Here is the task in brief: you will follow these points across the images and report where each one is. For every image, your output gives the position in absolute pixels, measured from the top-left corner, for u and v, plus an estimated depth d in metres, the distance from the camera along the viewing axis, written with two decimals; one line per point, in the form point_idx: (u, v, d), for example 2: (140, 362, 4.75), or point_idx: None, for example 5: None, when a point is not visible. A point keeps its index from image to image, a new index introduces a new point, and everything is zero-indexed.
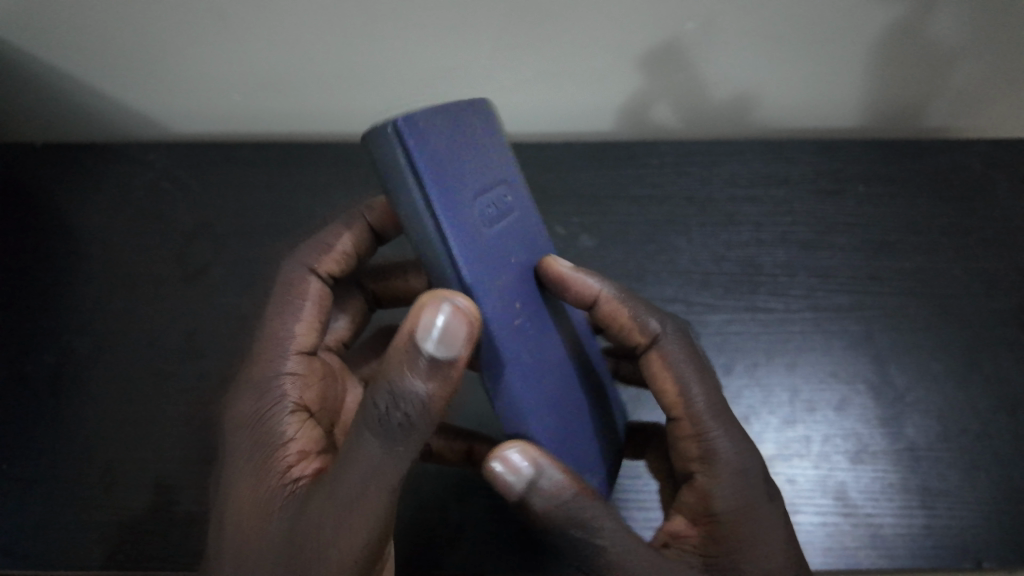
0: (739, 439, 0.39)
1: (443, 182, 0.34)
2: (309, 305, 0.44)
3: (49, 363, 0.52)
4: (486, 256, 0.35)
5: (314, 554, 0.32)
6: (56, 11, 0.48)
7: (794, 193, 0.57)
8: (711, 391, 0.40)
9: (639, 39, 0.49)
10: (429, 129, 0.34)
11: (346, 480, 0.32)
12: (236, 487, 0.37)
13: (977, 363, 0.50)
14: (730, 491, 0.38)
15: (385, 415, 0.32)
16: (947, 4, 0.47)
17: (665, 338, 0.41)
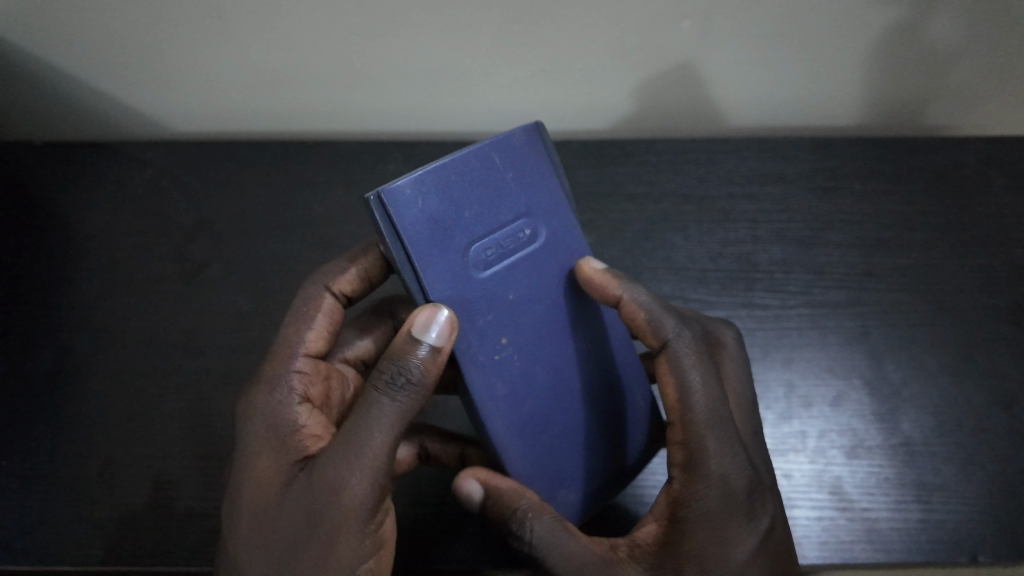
0: (729, 455, 0.37)
1: (428, 239, 0.36)
2: (325, 318, 0.44)
3: (48, 359, 0.52)
4: (476, 307, 0.37)
5: (329, 510, 0.34)
6: (60, 13, 0.48)
7: (791, 190, 0.57)
8: (711, 401, 0.37)
9: (637, 40, 0.50)
10: (416, 195, 0.35)
11: (358, 440, 0.34)
12: (248, 461, 0.37)
13: (972, 359, 0.51)
14: (701, 506, 0.36)
15: (389, 379, 0.35)
16: (945, 8, 0.48)
17: (678, 342, 0.39)
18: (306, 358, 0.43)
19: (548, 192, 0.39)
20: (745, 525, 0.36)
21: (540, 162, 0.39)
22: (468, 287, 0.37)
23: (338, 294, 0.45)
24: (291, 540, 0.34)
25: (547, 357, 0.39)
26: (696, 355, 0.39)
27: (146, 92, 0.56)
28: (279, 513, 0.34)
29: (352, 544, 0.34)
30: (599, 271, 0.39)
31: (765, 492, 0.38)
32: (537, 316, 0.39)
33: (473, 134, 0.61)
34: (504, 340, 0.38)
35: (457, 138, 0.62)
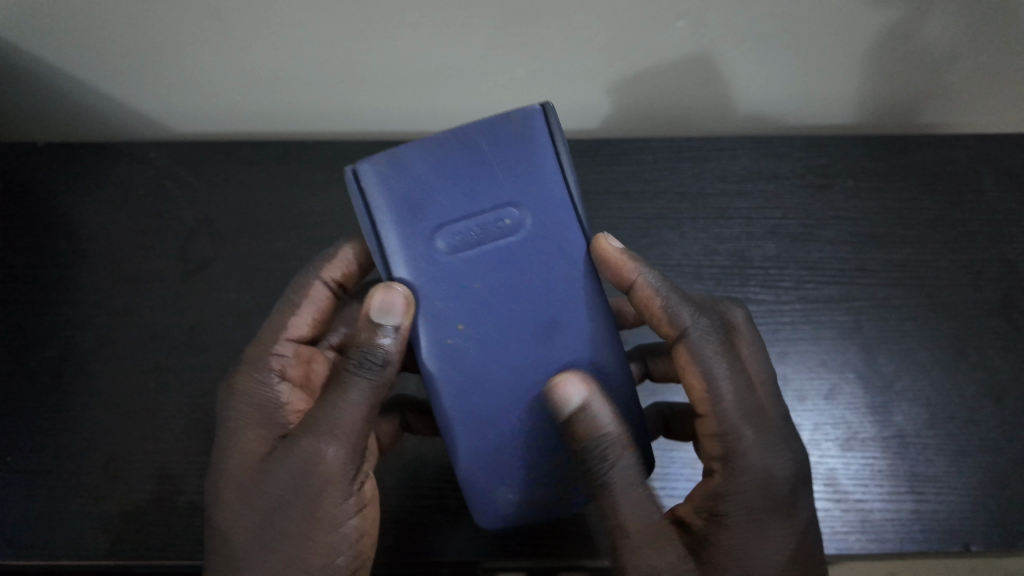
0: (771, 451, 0.39)
1: (394, 216, 0.39)
2: (312, 305, 0.47)
3: (51, 356, 0.53)
4: (442, 289, 0.39)
5: (309, 479, 0.38)
6: (65, 18, 0.49)
7: (784, 187, 0.58)
8: (742, 394, 0.40)
9: (632, 42, 0.51)
10: (387, 173, 0.39)
11: (331, 417, 0.38)
12: (233, 436, 0.41)
13: (963, 351, 0.52)
14: (741, 501, 0.38)
15: (358, 363, 0.38)
16: (937, 13, 0.48)
17: (700, 333, 0.41)
18: (290, 342, 0.46)
19: (539, 190, 0.39)
20: (783, 523, 0.38)
21: (539, 158, 0.39)
22: (429, 269, 0.39)
23: (326, 281, 0.48)
24: (276, 507, 0.38)
25: (508, 352, 0.39)
26: (719, 348, 0.41)
27: (147, 93, 0.57)
28: (262, 483, 0.38)
29: (332, 508, 0.38)
30: (618, 250, 0.41)
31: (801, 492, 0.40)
32: (504, 312, 0.39)
33: None
34: (461, 325, 0.39)
35: None
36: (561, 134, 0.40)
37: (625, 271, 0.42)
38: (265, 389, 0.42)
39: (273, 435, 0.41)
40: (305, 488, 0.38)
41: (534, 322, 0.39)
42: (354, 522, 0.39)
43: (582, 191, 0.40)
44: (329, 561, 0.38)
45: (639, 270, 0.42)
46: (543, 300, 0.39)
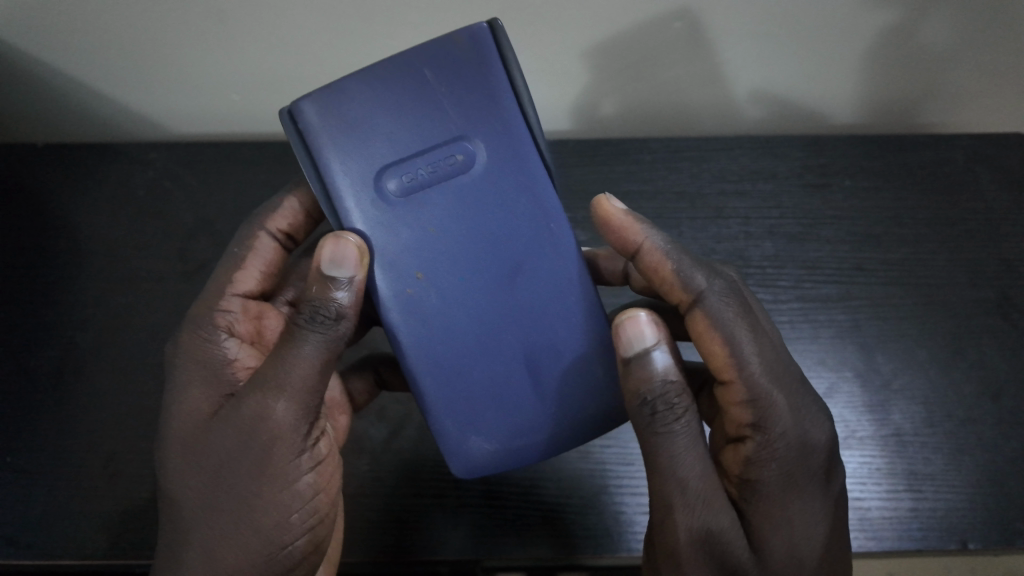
0: (804, 417, 0.38)
1: (339, 157, 0.38)
2: (257, 257, 0.47)
3: (50, 356, 0.53)
4: (395, 230, 0.38)
5: (254, 439, 0.36)
6: (66, 20, 0.49)
7: (782, 187, 0.58)
8: (768, 357, 0.38)
9: (631, 42, 0.51)
10: (326, 109, 0.38)
11: (279, 374, 0.36)
12: (185, 397, 0.40)
13: (961, 350, 0.52)
14: (779, 468, 0.37)
15: (307, 318, 0.36)
16: (934, 14, 0.49)
17: (714, 297, 0.39)
18: (237, 297, 0.45)
19: (491, 124, 0.38)
20: (818, 489, 0.37)
21: (490, 86, 0.38)
22: (377, 208, 0.38)
23: (270, 234, 0.47)
24: (222, 467, 0.37)
25: (469, 297, 0.39)
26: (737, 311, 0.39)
27: (147, 93, 0.57)
28: (207, 443, 0.37)
29: (282, 467, 0.37)
30: (621, 212, 0.41)
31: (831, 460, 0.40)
32: (460, 253, 0.38)
33: None
34: (419, 274, 0.39)
35: None
36: (512, 59, 0.38)
37: (630, 234, 0.41)
38: (212, 348, 0.41)
39: (221, 394, 0.40)
40: (252, 448, 0.36)
41: (495, 263, 0.39)
42: (309, 479, 0.39)
43: (538, 122, 0.39)
44: (280, 521, 0.37)
45: (644, 232, 0.41)
46: (501, 242, 0.39)
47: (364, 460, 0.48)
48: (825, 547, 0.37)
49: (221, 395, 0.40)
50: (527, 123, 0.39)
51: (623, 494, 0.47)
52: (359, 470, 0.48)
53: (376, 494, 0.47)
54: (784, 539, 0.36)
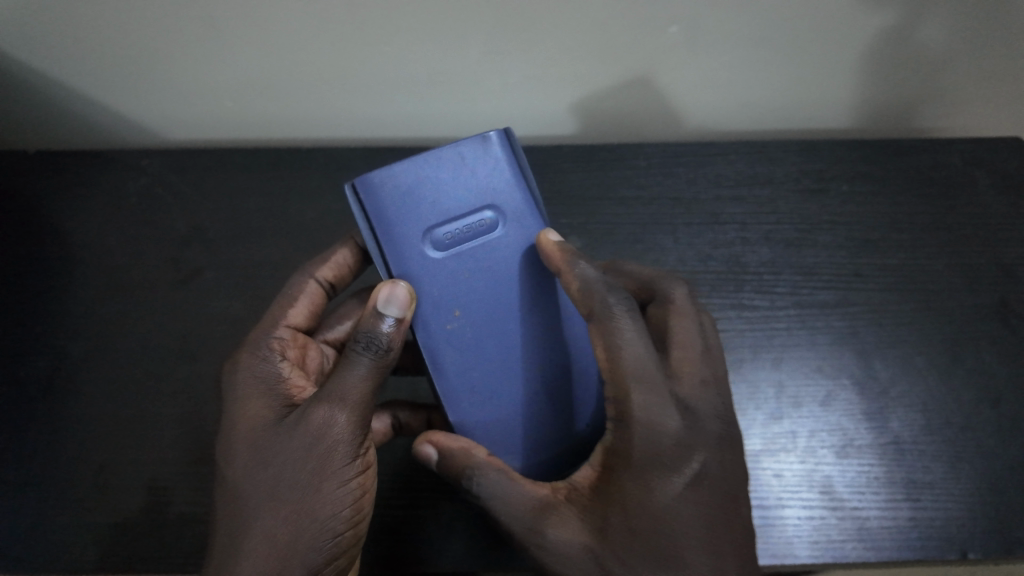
0: (659, 409, 0.37)
1: (384, 230, 0.39)
2: (307, 297, 0.47)
3: (41, 366, 0.53)
4: (440, 287, 0.40)
5: (314, 442, 0.37)
6: (57, 24, 0.49)
7: (779, 192, 0.58)
8: (645, 361, 0.38)
9: (629, 44, 0.50)
10: (381, 183, 0.39)
11: (339, 386, 0.38)
12: (242, 410, 0.40)
13: (959, 357, 0.51)
14: (627, 459, 0.37)
15: (363, 343, 0.38)
16: (935, 13, 0.48)
17: (608, 304, 0.39)
18: (288, 327, 0.46)
19: (512, 189, 0.41)
20: (677, 474, 0.36)
21: (508, 162, 0.41)
22: (424, 268, 0.40)
23: (319, 277, 0.48)
24: (280, 464, 0.37)
25: (502, 332, 0.41)
26: (630, 317, 0.38)
27: (141, 100, 0.56)
28: (268, 443, 0.38)
29: (338, 467, 0.37)
30: (557, 245, 0.40)
31: (712, 440, 0.38)
32: (495, 302, 0.41)
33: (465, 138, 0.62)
34: (457, 311, 0.40)
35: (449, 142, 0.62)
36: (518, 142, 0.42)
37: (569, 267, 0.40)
38: (269, 365, 0.42)
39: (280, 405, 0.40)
40: (314, 453, 0.37)
41: (523, 300, 0.41)
42: (361, 485, 0.39)
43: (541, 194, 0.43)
44: (335, 513, 0.37)
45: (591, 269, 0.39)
46: (528, 283, 0.41)
47: None
48: (693, 523, 0.36)
49: (280, 405, 0.40)
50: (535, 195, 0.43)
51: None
52: None
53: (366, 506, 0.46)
54: (634, 521, 0.36)
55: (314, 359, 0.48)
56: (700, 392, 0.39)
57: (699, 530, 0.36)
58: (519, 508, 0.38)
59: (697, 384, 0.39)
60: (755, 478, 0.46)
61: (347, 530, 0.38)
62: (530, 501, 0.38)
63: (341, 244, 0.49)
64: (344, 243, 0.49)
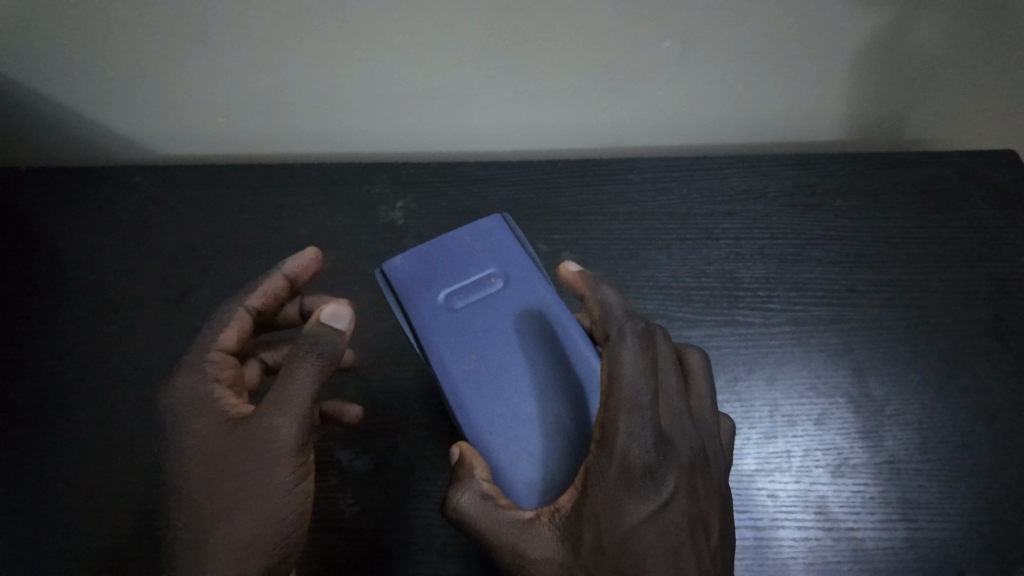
0: (640, 436, 0.35)
1: (407, 303, 0.42)
2: (238, 323, 0.43)
3: (31, 387, 0.52)
4: (455, 334, 0.41)
5: (266, 452, 0.37)
6: (44, 32, 0.48)
7: (772, 207, 0.58)
8: (637, 386, 0.36)
9: (620, 56, 0.50)
10: (402, 263, 0.43)
11: (284, 394, 0.37)
12: (186, 423, 0.39)
13: (954, 373, 0.51)
14: (605, 482, 0.35)
15: (310, 348, 0.38)
16: (928, 14, 0.48)
17: (622, 327, 0.38)
18: (220, 351, 0.42)
19: (519, 257, 0.44)
20: (652, 499, 0.35)
21: (513, 242, 0.45)
22: (441, 320, 0.41)
23: (249, 304, 0.44)
24: (233, 476, 0.37)
25: (516, 370, 0.40)
26: (638, 344, 0.37)
27: (136, 116, 0.57)
28: (217, 457, 0.37)
29: (289, 472, 0.38)
30: (578, 275, 0.42)
31: (683, 464, 0.36)
32: (509, 345, 0.41)
33: (458, 155, 0.62)
34: (474, 353, 0.40)
35: (442, 158, 0.62)
36: (522, 234, 0.46)
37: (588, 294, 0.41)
38: (200, 382, 0.40)
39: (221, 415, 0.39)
40: (261, 462, 0.37)
41: (535, 339, 0.41)
42: (306, 487, 0.39)
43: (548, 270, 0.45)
44: (285, 519, 0.38)
45: (610, 296, 0.40)
46: (539, 327, 0.41)
47: (349, 493, 0.46)
48: (660, 548, 0.35)
49: (220, 418, 0.39)
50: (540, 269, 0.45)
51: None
52: (345, 502, 0.46)
53: (361, 530, 0.45)
54: (602, 543, 0.34)
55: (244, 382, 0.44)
56: (681, 419, 0.38)
57: (663, 553, 0.35)
58: (495, 533, 0.36)
59: (678, 413, 0.38)
60: (750, 498, 0.46)
61: (296, 530, 0.39)
62: (508, 526, 0.36)
63: (276, 269, 0.45)
64: (278, 267, 0.45)
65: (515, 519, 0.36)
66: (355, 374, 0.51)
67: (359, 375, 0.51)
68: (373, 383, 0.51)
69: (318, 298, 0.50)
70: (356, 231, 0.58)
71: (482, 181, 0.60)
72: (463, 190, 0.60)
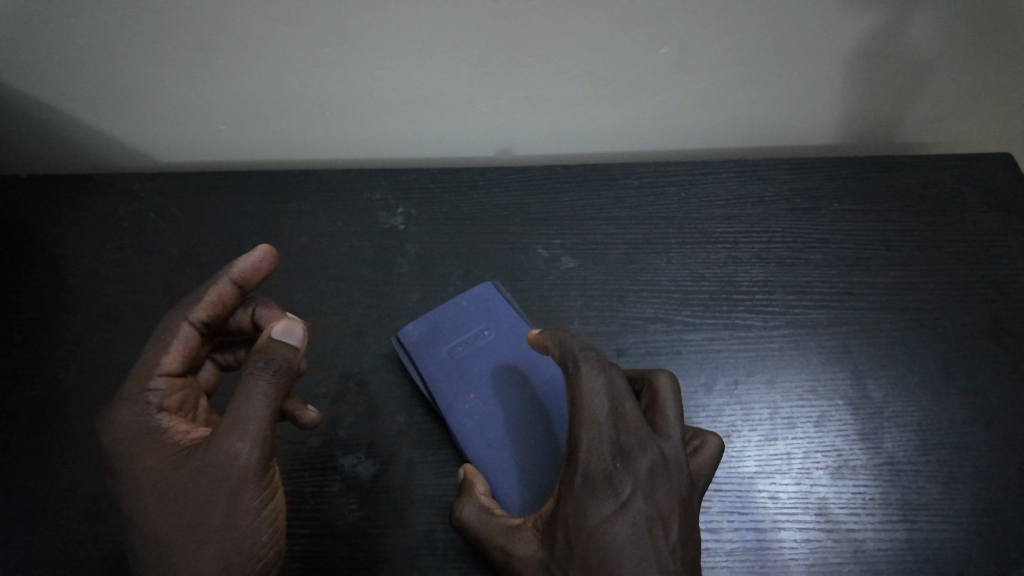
0: (599, 447, 0.37)
1: (416, 359, 0.49)
2: (182, 341, 0.42)
3: (31, 394, 0.52)
4: (457, 381, 0.48)
5: (229, 477, 0.37)
6: (51, 41, 0.49)
7: (770, 211, 0.58)
8: (592, 405, 0.38)
9: (618, 60, 0.51)
10: (411, 325, 0.51)
11: (241, 418, 0.38)
12: (138, 460, 0.38)
13: (952, 376, 0.51)
14: (570, 488, 0.38)
15: (263, 367, 0.38)
16: (922, 18, 0.49)
17: (576, 355, 0.39)
18: (164, 375, 0.41)
19: (507, 311, 0.52)
20: (614, 501, 0.37)
21: (500, 299, 0.52)
22: (445, 370, 0.49)
23: (195, 317, 0.43)
24: (198, 506, 0.37)
25: (508, 406, 0.47)
26: (596, 368, 0.39)
27: (136, 122, 0.57)
28: (178, 489, 0.37)
29: (254, 495, 0.38)
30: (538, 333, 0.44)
31: (647, 471, 0.38)
32: (501, 386, 0.48)
33: (457, 161, 0.62)
34: (473, 394, 0.48)
35: (441, 164, 0.63)
36: (507, 291, 0.54)
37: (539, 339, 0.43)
38: (145, 414, 0.39)
39: (174, 447, 0.39)
40: (223, 489, 0.37)
41: (521, 378, 0.48)
42: (271, 506, 0.40)
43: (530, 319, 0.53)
44: (256, 540, 0.39)
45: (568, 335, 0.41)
46: (525, 367, 0.49)
47: (351, 499, 0.46)
48: (625, 544, 0.37)
49: (174, 450, 0.39)
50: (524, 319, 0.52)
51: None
52: (348, 507, 0.46)
53: (362, 535, 0.45)
54: (572, 541, 0.37)
55: (192, 398, 0.43)
56: (643, 434, 0.39)
57: (629, 551, 0.37)
58: (489, 538, 0.40)
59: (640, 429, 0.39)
60: (751, 500, 0.46)
61: (269, 549, 0.40)
62: (499, 530, 0.40)
63: (222, 276, 0.44)
64: (225, 272, 0.44)
65: (506, 525, 0.40)
66: (356, 380, 0.51)
67: (360, 381, 0.51)
68: (373, 390, 0.51)
69: (271, 307, 0.47)
70: (356, 237, 0.58)
71: (482, 185, 0.60)
72: (463, 195, 0.60)
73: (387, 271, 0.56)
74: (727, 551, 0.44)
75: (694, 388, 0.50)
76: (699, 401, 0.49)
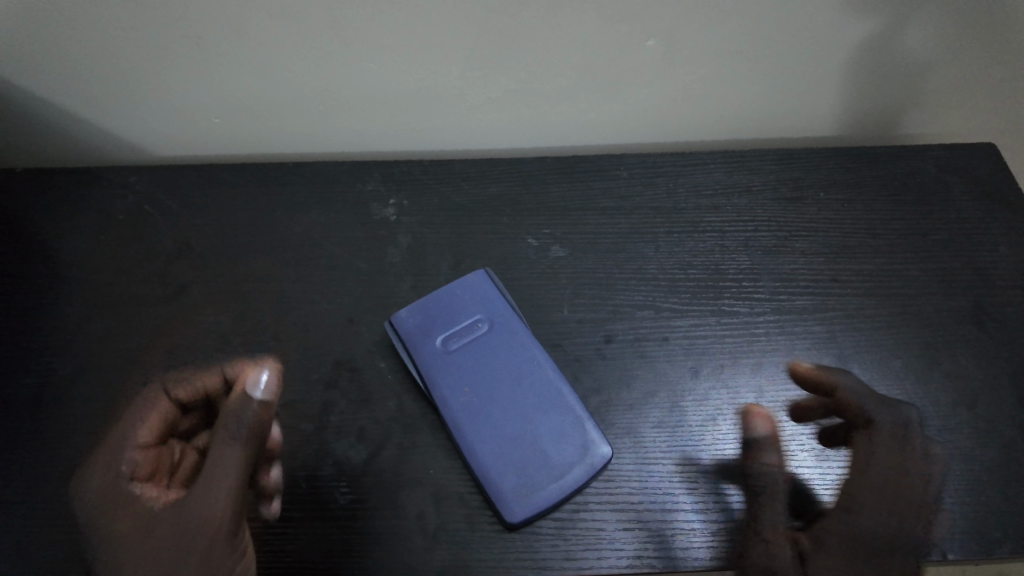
0: (881, 513, 0.46)
1: (411, 352, 0.50)
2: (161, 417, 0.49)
3: (27, 382, 0.52)
4: (453, 374, 0.49)
5: (202, 531, 0.42)
6: (64, 41, 0.50)
7: (757, 200, 0.59)
8: (921, 481, 0.47)
9: (607, 55, 0.52)
10: (405, 317, 0.51)
11: (210, 473, 0.43)
12: (118, 523, 0.44)
13: (935, 360, 0.52)
14: (835, 541, 0.45)
15: (235, 432, 0.43)
16: (913, 23, 0.51)
17: (888, 421, 0.49)
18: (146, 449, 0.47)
19: (500, 303, 0.52)
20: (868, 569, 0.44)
21: (492, 292, 0.53)
22: (440, 363, 0.49)
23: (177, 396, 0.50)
24: (170, 559, 0.42)
25: (503, 400, 0.48)
26: (920, 448, 0.48)
27: (135, 117, 0.58)
28: (155, 547, 0.42)
29: (225, 549, 0.42)
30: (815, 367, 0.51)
31: (902, 536, 0.45)
32: (496, 381, 0.48)
33: (450, 153, 0.63)
34: (467, 388, 0.48)
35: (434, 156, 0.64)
36: (501, 283, 0.55)
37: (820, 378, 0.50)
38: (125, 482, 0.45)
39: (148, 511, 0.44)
40: (195, 540, 0.42)
41: (515, 371, 0.49)
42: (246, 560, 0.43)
43: (522, 311, 0.53)
44: None
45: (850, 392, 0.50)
46: (519, 361, 0.49)
47: (342, 483, 0.47)
48: None
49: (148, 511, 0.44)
50: (516, 310, 0.53)
51: (633, 493, 0.46)
52: (340, 491, 0.47)
53: (351, 518, 0.46)
54: None
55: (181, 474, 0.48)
56: (916, 509, 0.45)
57: None
58: (773, 521, 0.45)
59: (922, 501, 0.46)
60: (735, 482, 0.46)
61: None
62: (773, 522, 0.45)
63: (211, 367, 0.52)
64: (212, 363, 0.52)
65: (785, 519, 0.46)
66: (349, 368, 0.52)
67: (353, 369, 0.52)
68: (366, 377, 0.51)
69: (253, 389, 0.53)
70: (350, 227, 0.59)
71: (474, 177, 0.61)
72: (455, 186, 0.61)
73: (380, 261, 0.57)
74: (712, 531, 0.45)
75: (681, 372, 0.51)
76: (684, 385, 0.50)
